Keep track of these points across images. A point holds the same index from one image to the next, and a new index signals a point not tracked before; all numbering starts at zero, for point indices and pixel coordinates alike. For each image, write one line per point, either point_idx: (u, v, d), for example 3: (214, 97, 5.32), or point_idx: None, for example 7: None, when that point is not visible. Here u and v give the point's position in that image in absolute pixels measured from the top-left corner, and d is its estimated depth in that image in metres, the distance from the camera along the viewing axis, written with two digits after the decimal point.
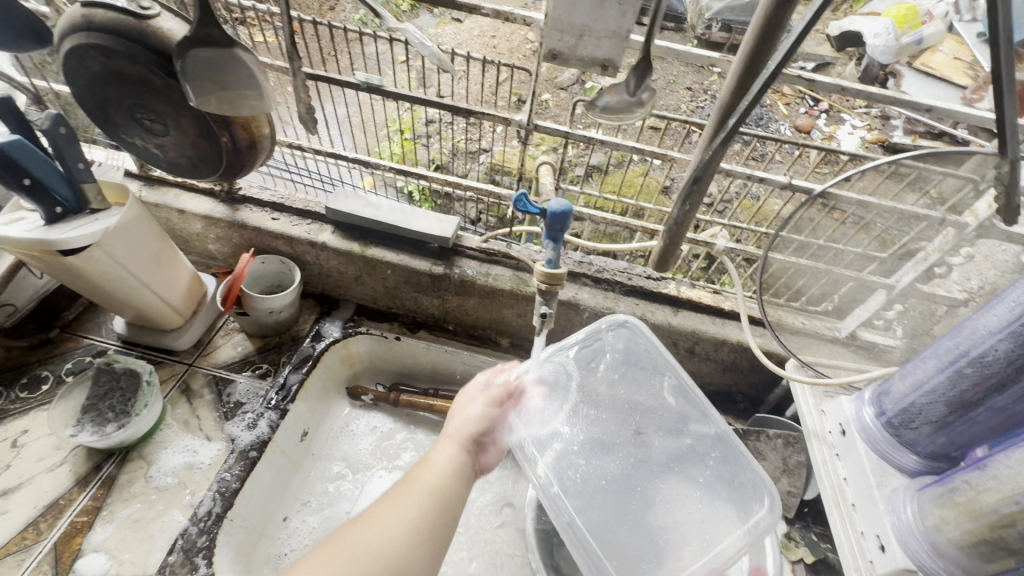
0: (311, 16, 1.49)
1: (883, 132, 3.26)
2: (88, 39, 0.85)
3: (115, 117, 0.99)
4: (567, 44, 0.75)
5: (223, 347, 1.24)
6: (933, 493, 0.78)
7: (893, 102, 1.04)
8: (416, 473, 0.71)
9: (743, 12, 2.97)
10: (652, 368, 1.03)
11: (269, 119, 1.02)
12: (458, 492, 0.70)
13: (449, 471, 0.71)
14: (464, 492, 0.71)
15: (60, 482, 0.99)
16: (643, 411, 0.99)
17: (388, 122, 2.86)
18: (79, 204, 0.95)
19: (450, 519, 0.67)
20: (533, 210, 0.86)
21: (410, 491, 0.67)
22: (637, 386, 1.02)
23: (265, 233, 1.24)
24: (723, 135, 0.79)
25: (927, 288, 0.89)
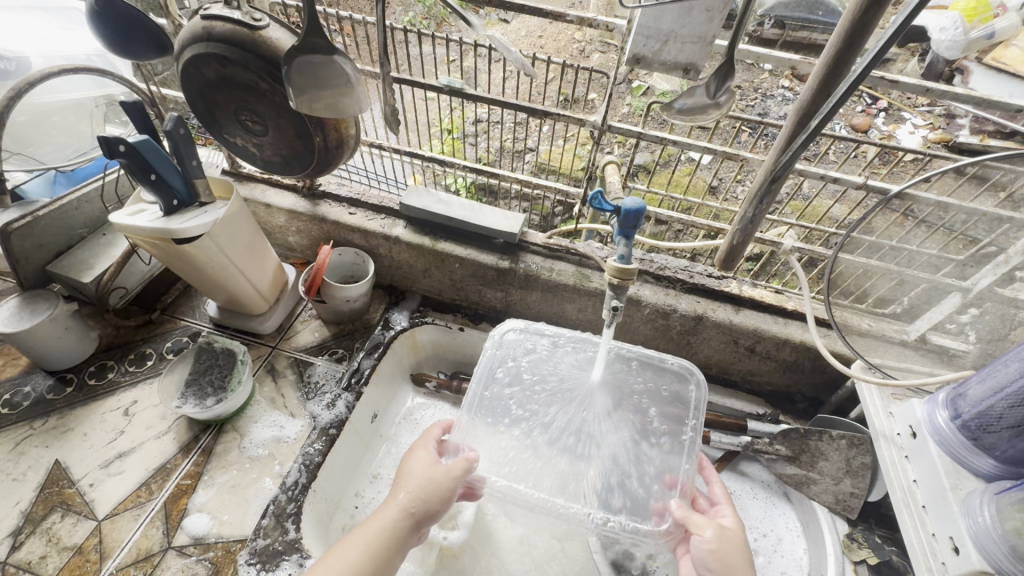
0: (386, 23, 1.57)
1: (948, 132, 3.13)
2: (208, 49, 0.94)
3: (222, 119, 1.09)
4: (652, 49, 0.79)
5: (302, 332, 1.34)
6: (1014, 497, 0.77)
7: (977, 102, 1.02)
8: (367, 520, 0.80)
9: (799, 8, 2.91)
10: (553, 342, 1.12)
11: (356, 120, 1.10)
12: (393, 552, 0.78)
13: (391, 552, 0.78)
14: (401, 551, 0.79)
15: (166, 448, 1.10)
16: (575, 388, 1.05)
17: (437, 121, 2.95)
18: (191, 198, 1.04)
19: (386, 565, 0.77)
20: (608, 207, 0.88)
21: (353, 539, 0.78)
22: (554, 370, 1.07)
23: (343, 227, 1.32)
24: (803, 137, 0.81)
25: (1007, 293, 0.87)
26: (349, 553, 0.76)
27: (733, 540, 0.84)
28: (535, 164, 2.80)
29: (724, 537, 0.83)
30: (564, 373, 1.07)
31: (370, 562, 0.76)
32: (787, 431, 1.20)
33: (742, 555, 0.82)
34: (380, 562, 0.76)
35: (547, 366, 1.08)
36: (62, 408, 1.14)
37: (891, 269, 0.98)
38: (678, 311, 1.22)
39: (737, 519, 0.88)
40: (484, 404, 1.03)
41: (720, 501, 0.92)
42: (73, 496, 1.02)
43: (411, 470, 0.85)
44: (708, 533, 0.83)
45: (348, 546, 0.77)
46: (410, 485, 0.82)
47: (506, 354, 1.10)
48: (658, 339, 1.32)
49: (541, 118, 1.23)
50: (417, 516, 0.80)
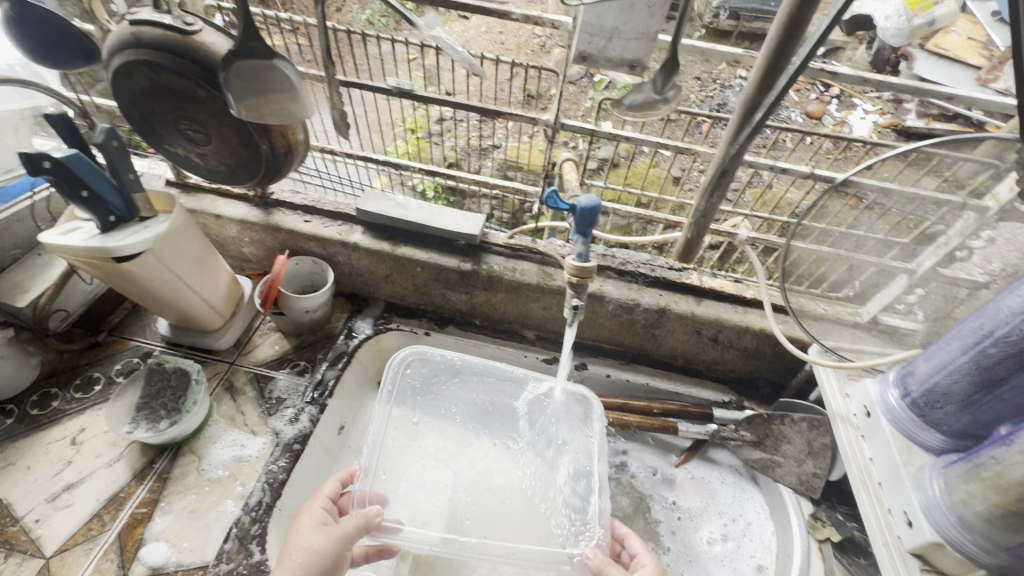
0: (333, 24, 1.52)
1: (896, 117, 3.25)
2: (138, 56, 0.89)
3: (160, 128, 1.04)
4: (597, 46, 0.78)
5: (261, 346, 1.30)
6: (960, 469, 0.81)
7: (913, 91, 1.06)
8: None
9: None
10: (450, 374, 1.20)
11: (304, 125, 1.06)
12: None
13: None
14: None
15: (118, 476, 1.05)
16: (486, 412, 1.18)
17: (399, 121, 2.93)
18: (130, 213, 0.99)
19: None
20: (563, 207, 0.91)
21: None
22: (462, 398, 1.19)
23: (298, 235, 1.28)
24: (750, 130, 0.82)
25: (949, 272, 0.92)
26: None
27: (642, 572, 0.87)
28: (500, 162, 2.80)
29: None
30: (473, 399, 1.19)
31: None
32: (751, 417, 1.23)
33: None
34: None
35: (455, 393, 1.19)
36: (2, 441, 1.08)
37: (842, 255, 1.01)
38: (642, 305, 1.23)
39: (655, 565, 0.86)
40: (410, 443, 1.10)
41: (637, 552, 0.91)
42: (18, 535, 0.97)
43: (298, 540, 0.79)
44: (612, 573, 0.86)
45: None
46: (293, 557, 0.77)
47: (413, 381, 1.17)
48: (624, 334, 1.33)
49: (493, 118, 1.21)
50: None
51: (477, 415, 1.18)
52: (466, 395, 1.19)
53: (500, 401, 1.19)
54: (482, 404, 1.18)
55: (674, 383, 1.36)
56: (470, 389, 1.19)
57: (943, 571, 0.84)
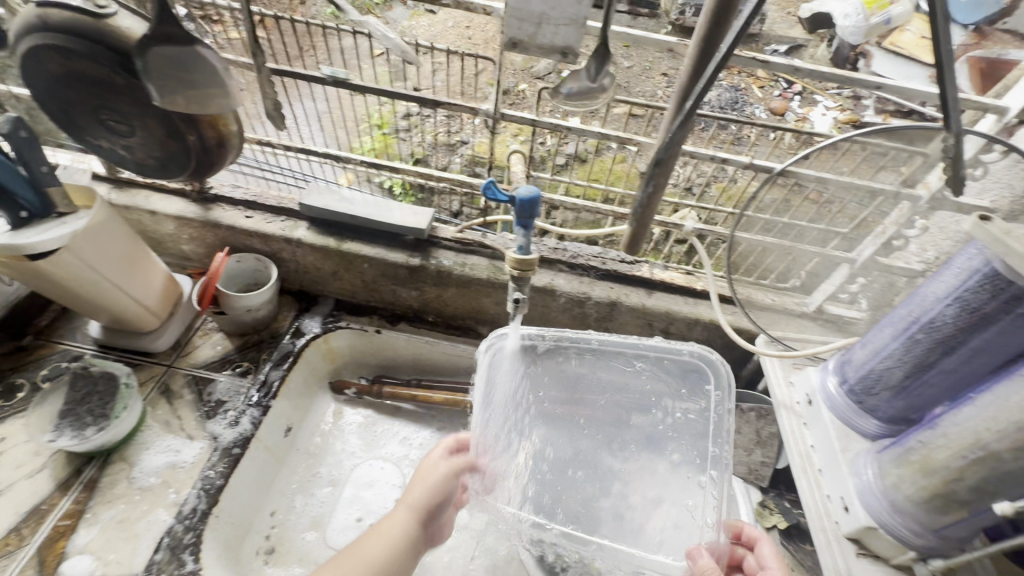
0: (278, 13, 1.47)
1: (856, 112, 3.33)
2: (46, 40, 0.84)
3: (79, 119, 0.98)
4: (527, 32, 0.77)
5: (201, 347, 1.24)
6: (892, 453, 0.82)
7: (840, 81, 1.10)
8: (366, 539, 0.78)
9: None
10: (568, 353, 1.06)
11: (236, 115, 1.01)
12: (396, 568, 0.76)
13: (391, 561, 0.76)
14: (403, 565, 0.77)
15: (40, 487, 0.99)
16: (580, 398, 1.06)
17: (364, 117, 2.88)
18: (45, 209, 0.94)
19: None
20: (501, 198, 0.89)
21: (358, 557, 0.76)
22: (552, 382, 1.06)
23: (239, 231, 1.23)
24: (682, 117, 0.81)
25: (887, 261, 0.93)
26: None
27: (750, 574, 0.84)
28: (467, 158, 2.77)
29: None
30: (562, 384, 1.06)
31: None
32: None
33: None
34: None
35: (543, 377, 1.06)
36: None
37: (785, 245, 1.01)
38: (593, 299, 1.22)
39: None
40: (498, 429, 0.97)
41: (766, 563, 0.84)
42: None
43: (424, 473, 0.84)
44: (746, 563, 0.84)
45: (339, 564, 0.75)
46: (419, 490, 0.82)
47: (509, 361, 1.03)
48: (577, 328, 1.32)
49: (436, 108, 1.19)
50: (426, 515, 0.81)
51: (569, 397, 1.06)
52: (566, 377, 1.06)
53: (593, 387, 1.06)
54: (574, 389, 1.06)
55: None
56: (566, 370, 1.07)
57: (878, 554, 0.85)
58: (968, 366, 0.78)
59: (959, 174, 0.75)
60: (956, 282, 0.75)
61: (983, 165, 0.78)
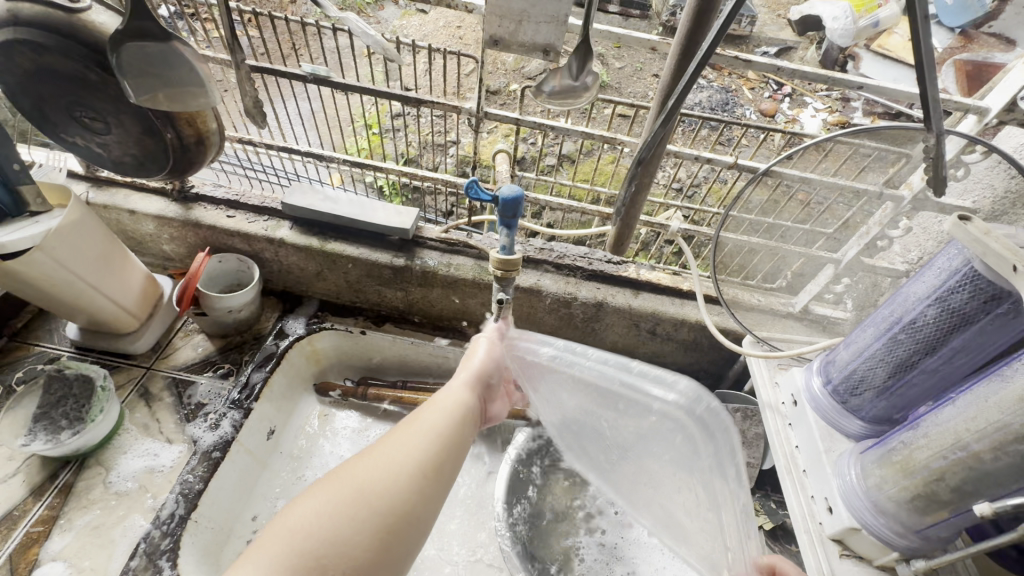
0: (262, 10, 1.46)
1: (844, 114, 3.36)
2: (16, 35, 0.82)
3: (53, 116, 0.96)
4: (508, 30, 0.76)
5: (182, 349, 1.22)
6: (875, 454, 0.81)
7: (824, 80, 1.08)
8: (425, 410, 0.68)
9: None
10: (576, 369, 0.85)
11: (215, 113, 0.99)
12: (463, 435, 0.67)
13: (458, 426, 0.67)
14: (469, 434, 0.68)
15: (13, 493, 0.97)
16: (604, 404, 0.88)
17: (355, 117, 2.86)
18: (18, 208, 0.92)
19: (453, 465, 0.64)
20: (484, 197, 0.88)
21: (413, 430, 0.64)
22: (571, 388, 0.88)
23: (220, 231, 1.22)
24: (664, 117, 0.79)
25: (870, 262, 0.94)
26: (409, 441, 0.62)
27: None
28: (458, 157, 2.77)
29: None
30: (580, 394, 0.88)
31: (440, 447, 0.63)
32: None
33: None
34: (441, 465, 0.62)
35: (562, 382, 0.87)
36: None
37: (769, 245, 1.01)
38: (579, 299, 1.21)
39: None
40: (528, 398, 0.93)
41: None
42: None
43: (474, 349, 0.80)
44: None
45: (404, 429, 0.64)
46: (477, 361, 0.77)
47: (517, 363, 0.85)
48: (564, 329, 1.31)
49: (418, 106, 1.18)
50: (480, 387, 0.75)
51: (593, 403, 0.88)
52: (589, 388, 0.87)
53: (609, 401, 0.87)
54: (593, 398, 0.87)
55: None
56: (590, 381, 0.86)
57: (861, 555, 0.85)
58: (949, 365, 0.78)
59: (940, 174, 0.74)
60: (937, 282, 0.75)
61: (964, 165, 0.79)
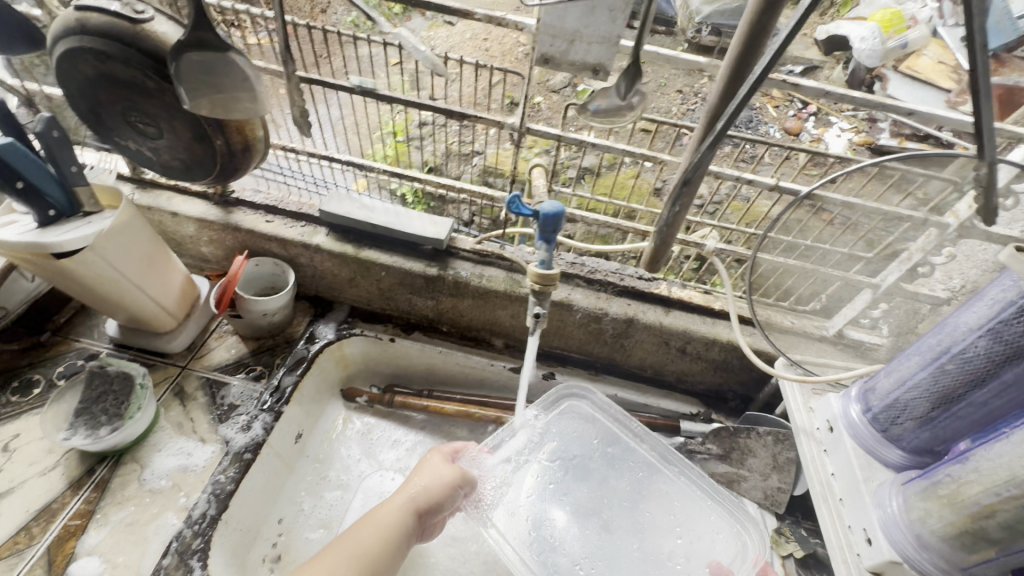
0: (305, 22, 1.50)
1: (870, 135, 3.32)
2: (83, 44, 0.85)
3: (108, 120, 0.99)
4: (559, 49, 0.77)
5: (216, 349, 1.24)
6: (917, 486, 0.80)
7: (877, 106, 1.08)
8: (359, 528, 0.87)
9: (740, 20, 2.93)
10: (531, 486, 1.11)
11: (263, 121, 1.02)
12: (385, 559, 0.84)
13: (381, 552, 0.84)
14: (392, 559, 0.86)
15: (52, 486, 0.99)
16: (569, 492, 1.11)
17: (381, 124, 2.91)
18: (73, 208, 0.95)
19: None
20: (526, 212, 0.88)
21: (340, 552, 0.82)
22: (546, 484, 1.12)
23: (258, 235, 1.24)
24: (712, 139, 0.81)
25: (912, 288, 0.91)
26: (336, 563, 0.80)
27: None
28: (481, 167, 2.80)
29: None
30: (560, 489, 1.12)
31: (357, 569, 0.81)
32: (717, 430, 1.21)
33: None
34: None
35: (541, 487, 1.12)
36: None
37: (807, 267, 1.01)
38: (610, 315, 1.21)
39: None
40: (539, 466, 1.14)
41: None
42: None
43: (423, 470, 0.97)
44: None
45: (340, 547, 0.83)
46: (416, 484, 0.94)
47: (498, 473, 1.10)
48: (593, 344, 1.31)
49: (460, 119, 1.19)
50: (418, 507, 0.91)
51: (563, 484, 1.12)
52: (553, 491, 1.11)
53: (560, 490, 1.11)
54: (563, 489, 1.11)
55: (643, 395, 1.34)
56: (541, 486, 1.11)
57: None
58: (999, 400, 0.77)
59: (990, 204, 0.75)
60: (990, 314, 0.74)
61: (1014, 194, 0.78)
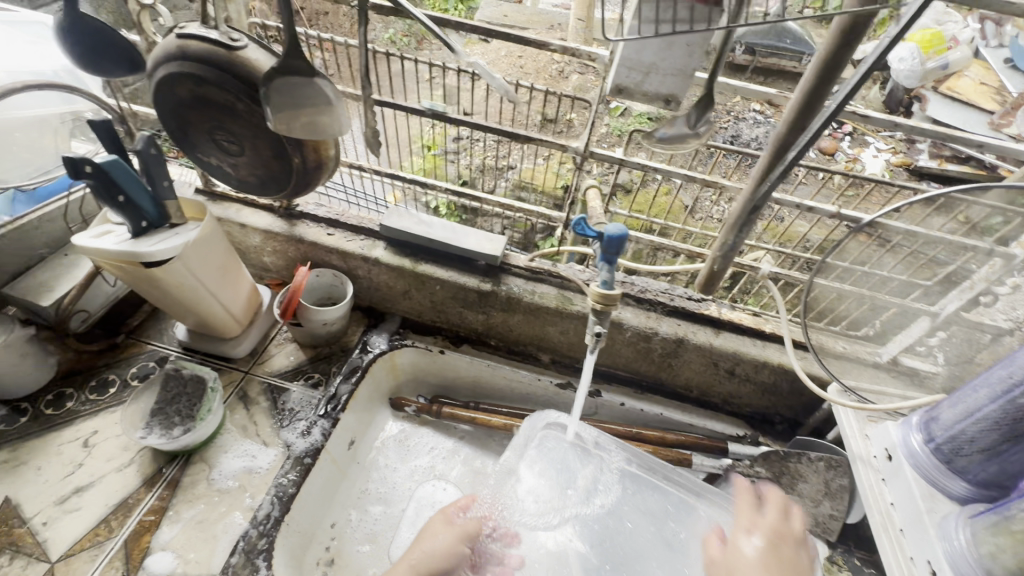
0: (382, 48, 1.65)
1: (908, 156, 3.27)
2: (183, 69, 0.92)
3: (194, 137, 1.06)
4: (633, 80, 0.80)
5: (276, 356, 1.29)
6: (988, 520, 0.78)
7: (936, 135, 1.13)
8: None
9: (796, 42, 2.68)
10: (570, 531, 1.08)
11: (336, 141, 1.07)
12: None
13: None
14: None
15: (128, 482, 1.04)
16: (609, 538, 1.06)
17: (417, 138, 2.99)
18: (161, 219, 1.01)
19: None
20: (590, 234, 0.89)
21: None
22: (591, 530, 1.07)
23: (321, 247, 1.29)
24: (782, 168, 0.82)
25: (973, 317, 0.89)
26: None
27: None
28: (514, 182, 2.84)
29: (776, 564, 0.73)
30: (601, 535, 1.07)
31: None
32: (767, 454, 1.20)
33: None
34: None
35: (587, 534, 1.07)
36: (14, 440, 1.07)
37: (864, 293, 1.01)
38: (660, 334, 1.23)
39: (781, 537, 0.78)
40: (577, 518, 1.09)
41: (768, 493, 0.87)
42: (24, 537, 0.96)
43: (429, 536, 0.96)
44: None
45: None
46: (419, 549, 0.93)
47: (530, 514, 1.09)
48: (640, 362, 1.32)
49: (524, 142, 1.24)
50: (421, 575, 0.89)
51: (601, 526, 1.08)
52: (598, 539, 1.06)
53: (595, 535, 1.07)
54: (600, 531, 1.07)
55: (689, 415, 1.34)
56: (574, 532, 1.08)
57: None
58: None
59: None
60: None
61: None
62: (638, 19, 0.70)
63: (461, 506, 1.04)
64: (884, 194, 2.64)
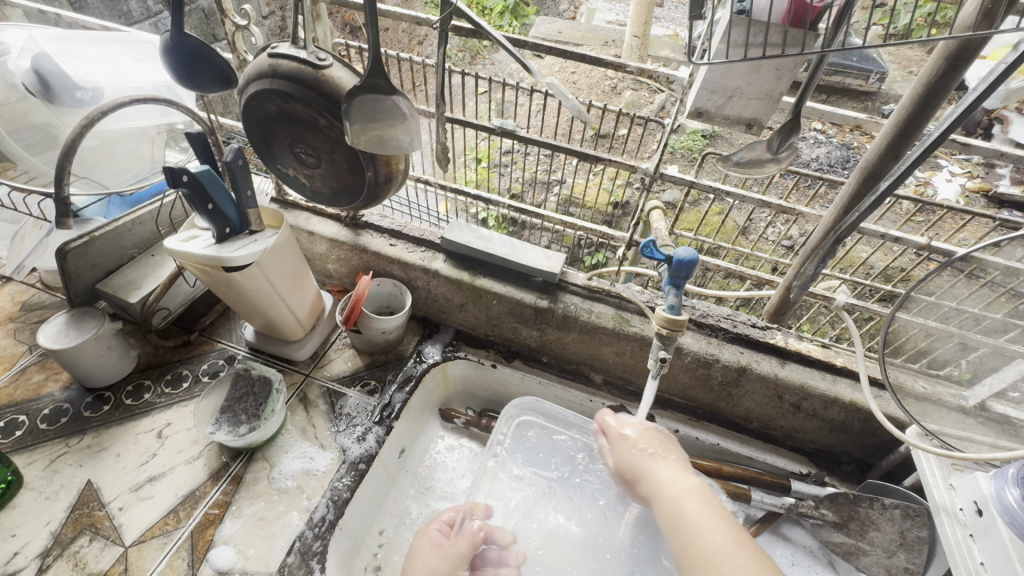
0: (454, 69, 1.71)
1: (986, 181, 3.02)
2: (273, 85, 0.97)
3: (276, 149, 1.12)
4: (715, 103, 0.79)
5: (335, 360, 1.34)
6: None
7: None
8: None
9: (864, 59, 2.62)
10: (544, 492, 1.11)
11: (406, 156, 1.09)
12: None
13: None
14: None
15: (196, 474, 1.09)
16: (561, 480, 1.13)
17: (468, 150, 3.05)
18: (242, 226, 1.06)
19: None
20: (659, 257, 0.87)
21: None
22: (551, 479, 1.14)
23: (383, 258, 1.33)
24: (874, 198, 0.78)
25: None
26: None
27: (725, 553, 0.69)
28: (562, 197, 2.85)
29: (648, 446, 0.89)
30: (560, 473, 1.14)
31: None
32: (835, 496, 1.13)
33: (665, 457, 0.87)
34: None
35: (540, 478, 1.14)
36: (97, 426, 1.15)
37: (952, 330, 0.88)
38: (721, 361, 1.18)
39: (643, 427, 0.94)
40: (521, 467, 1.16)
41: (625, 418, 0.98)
42: (102, 520, 1.01)
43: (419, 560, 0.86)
44: (670, 536, 0.77)
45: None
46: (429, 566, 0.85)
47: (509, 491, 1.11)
48: (698, 389, 1.28)
49: (592, 162, 1.25)
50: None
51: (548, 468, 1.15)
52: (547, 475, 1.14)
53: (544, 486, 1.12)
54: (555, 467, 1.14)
55: (747, 447, 1.29)
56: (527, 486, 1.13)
57: None
58: None
59: None
60: None
61: None
62: (726, 43, 0.69)
63: (450, 524, 0.96)
64: (959, 221, 2.46)
